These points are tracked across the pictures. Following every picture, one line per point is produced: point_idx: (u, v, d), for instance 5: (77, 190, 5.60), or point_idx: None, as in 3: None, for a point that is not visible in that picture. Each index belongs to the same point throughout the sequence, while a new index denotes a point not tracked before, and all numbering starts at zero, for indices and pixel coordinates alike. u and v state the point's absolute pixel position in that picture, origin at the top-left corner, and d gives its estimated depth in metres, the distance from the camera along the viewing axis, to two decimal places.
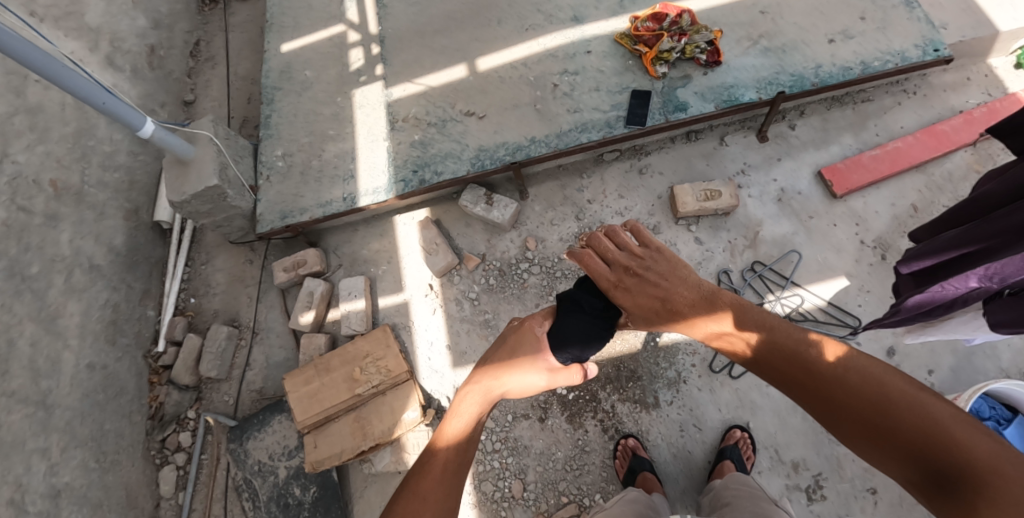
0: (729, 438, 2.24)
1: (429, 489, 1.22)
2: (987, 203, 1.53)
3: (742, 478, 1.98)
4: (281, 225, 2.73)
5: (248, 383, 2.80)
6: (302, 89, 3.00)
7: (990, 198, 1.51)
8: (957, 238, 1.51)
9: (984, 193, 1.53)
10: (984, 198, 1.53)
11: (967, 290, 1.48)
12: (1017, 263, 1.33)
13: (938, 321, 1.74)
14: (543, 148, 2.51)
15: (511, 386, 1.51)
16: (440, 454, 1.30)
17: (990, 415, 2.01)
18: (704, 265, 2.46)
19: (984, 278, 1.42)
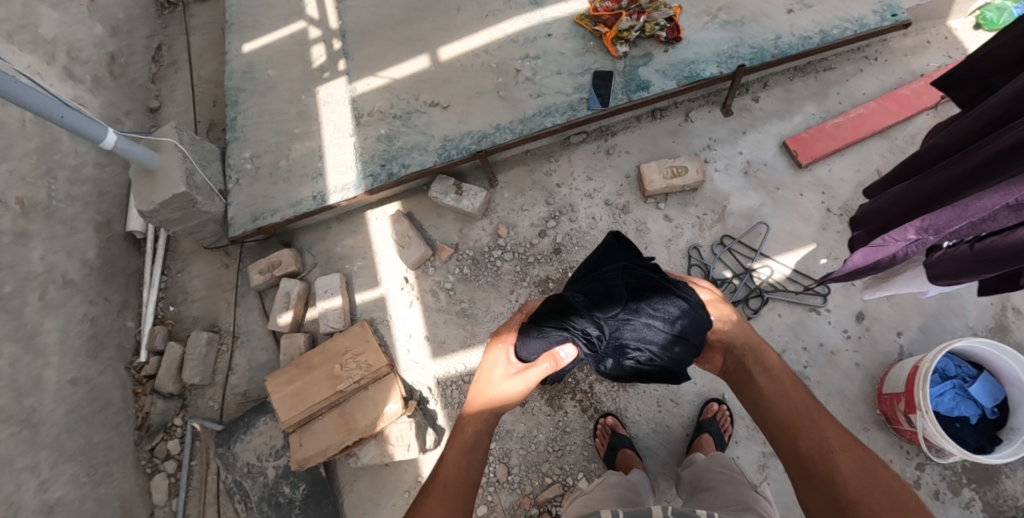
0: (707, 411, 2.27)
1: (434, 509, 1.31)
2: (936, 154, 1.56)
3: (728, 463, 1.93)
4: (252, 228, 2.73)
5: (232, 388, 2.82)
6: (265, 89, 2.97)
7: (941, 150, 1.54)
8: (906, 193, 1.55)
9: (935, 145, 1.56)
10: (934, 150, 1.56)
11: (906, 244, 1.54)
12: (947, 213, 1.38)
13: (893, 274, 1.80)
14: (508, 134, 2.50)
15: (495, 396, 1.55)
16: (445, 475, 1.39)
17: (956, 374, 2.05)
18: (674, 241, 2.48)
19: (921, 230, 1.47)
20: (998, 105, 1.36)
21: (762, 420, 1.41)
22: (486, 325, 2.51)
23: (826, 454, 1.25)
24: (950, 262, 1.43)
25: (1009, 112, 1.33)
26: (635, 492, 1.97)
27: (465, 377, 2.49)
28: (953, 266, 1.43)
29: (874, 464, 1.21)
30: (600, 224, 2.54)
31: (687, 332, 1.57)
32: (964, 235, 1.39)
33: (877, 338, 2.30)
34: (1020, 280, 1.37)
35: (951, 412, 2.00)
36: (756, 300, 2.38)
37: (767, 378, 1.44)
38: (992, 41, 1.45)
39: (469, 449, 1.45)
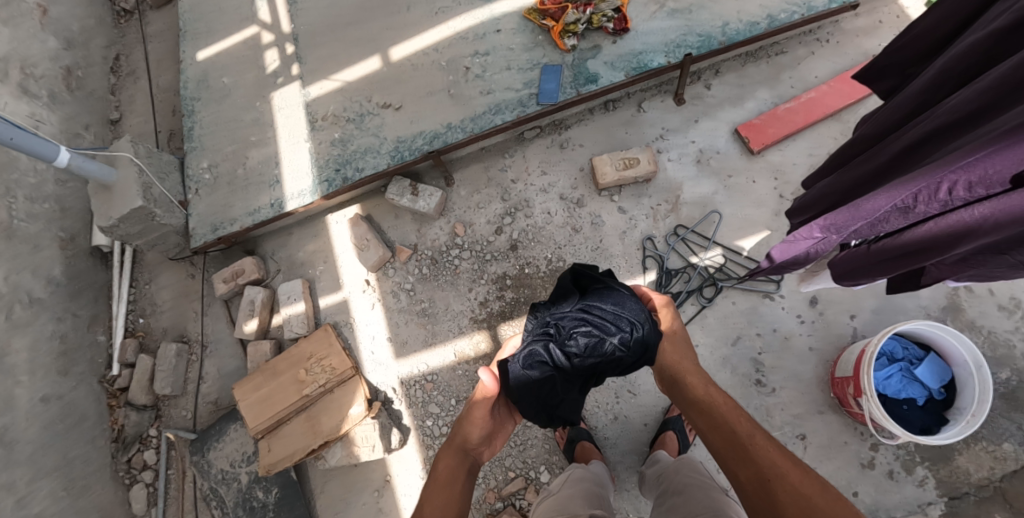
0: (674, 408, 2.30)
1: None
2: (853, 149, 1.60)
3: (700, 469, 1.86)
4: (213, 238, 2.74)
5: (203, 396, 2.85)
6: (220, 97, 2.96)
7: (861, 141, 1.56)
8: (831, 184, 1.58)
9: (853, 139, 1.60)
10: (852, 143, 1.60)
11: (813, 242, 1.52)
12: (846, 212, 1.38)
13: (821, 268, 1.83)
14: (459, 133, 2.50)
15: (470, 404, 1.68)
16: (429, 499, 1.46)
17: (903, 356, 2.07)
18: (629, 233, 2.52)
19: (825, 229, 1.46)
20: (911, 97, 1.38)
21: (711, 443, 1.44)
22: (447, 323, 2.54)
23: (765, 476, 1.28)
24: (850, 261, 1.47)
25: (924, 104, 1.36)
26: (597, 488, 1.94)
27: (428, 377, 2.52)
28: (856, 265, 1.45)
29: (814, 485, 1.23)
30: (556, 219, 2.56)
31: (636, 320, 1.72)
32: (866, 233, 1.38)
33: (830, 321, 2.33)
34: (922, 279, 1.39)
35: (899, 394, 2.02)
36: (710, 289, 2.42)
37: (703, 411, 1.49)
38: (902, 35, 1.48)
39: (446, 484, 1.50)
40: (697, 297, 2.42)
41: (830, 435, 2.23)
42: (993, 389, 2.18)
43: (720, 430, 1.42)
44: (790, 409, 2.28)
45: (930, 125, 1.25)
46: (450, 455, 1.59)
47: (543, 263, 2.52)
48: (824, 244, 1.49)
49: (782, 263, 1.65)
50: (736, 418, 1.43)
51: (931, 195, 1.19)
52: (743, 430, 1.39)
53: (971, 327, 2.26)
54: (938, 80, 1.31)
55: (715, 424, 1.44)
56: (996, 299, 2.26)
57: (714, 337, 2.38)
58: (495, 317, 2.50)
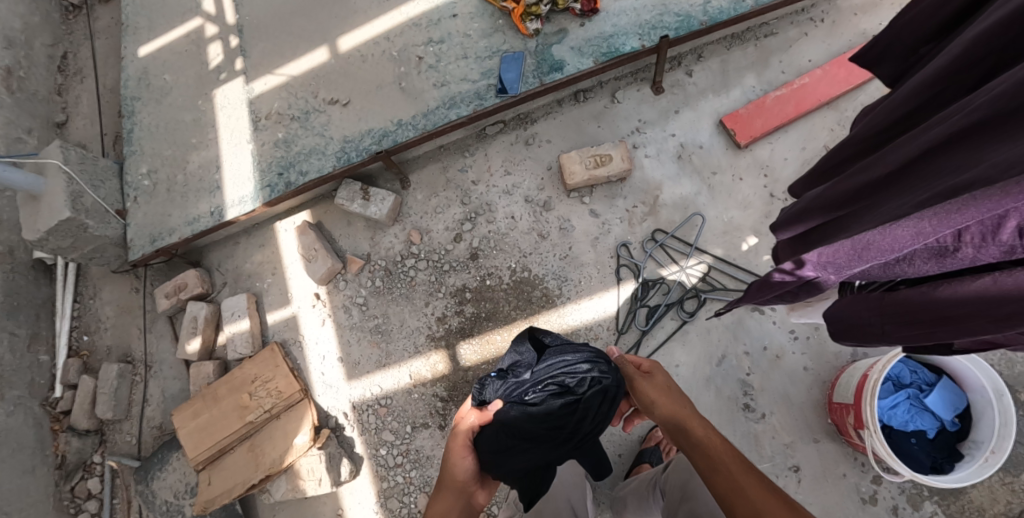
0: (652, 438, 2.05)
1: None
2: (845, 155, 1.30)
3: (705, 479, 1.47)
4: (151, 250, 2.52)
5: (148, 420, 2.64)
6: (161, 96, 2.74)
7: (858, 142, 1.26)
8: (818, 196, 1.28)
9: (846, 143, 1.30)
10: (845, 146, 1.30)
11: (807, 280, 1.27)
12: (847, 249, 1.11)
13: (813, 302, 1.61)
14: (410, 131, 2.25)
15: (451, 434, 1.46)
16: None
17: (911, 382, 1.80)
18: (601, 239, 2.26)
19: (819, 267, 1.21)
20: (924, 85, 1.08)
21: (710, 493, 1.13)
22: (402, 342, 2.31)
23: None
24: (857, 309, 1.23)
25: (943, 94, 1.05)
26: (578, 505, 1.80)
27: (381, 401, 2.29)
28: (865, 315, 1.21)
29: None
30: (520, 224, 2.31)
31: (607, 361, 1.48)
32: (877, 273, 1.12)
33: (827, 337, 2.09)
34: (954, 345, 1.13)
35: (905, 426, 1.77)
36: (693, 302, 2.17)
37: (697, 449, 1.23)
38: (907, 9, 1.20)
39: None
40: (677, 310, 2.16)
41: (826, 466, 1.98)
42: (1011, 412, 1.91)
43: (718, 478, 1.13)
44: (782, 437, 2.03)
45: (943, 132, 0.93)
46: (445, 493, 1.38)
47: (506, 273, 2.28)
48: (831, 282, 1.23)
49: (766, 298, 1.43)
50: (730, 461, 1.14)
51: (986, 235, 0.88)
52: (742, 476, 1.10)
53: None
54: (962, 62, 0.99)
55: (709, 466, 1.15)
56: None
57: (696, 355, 2.13)
58: (454, 335, 2.27)
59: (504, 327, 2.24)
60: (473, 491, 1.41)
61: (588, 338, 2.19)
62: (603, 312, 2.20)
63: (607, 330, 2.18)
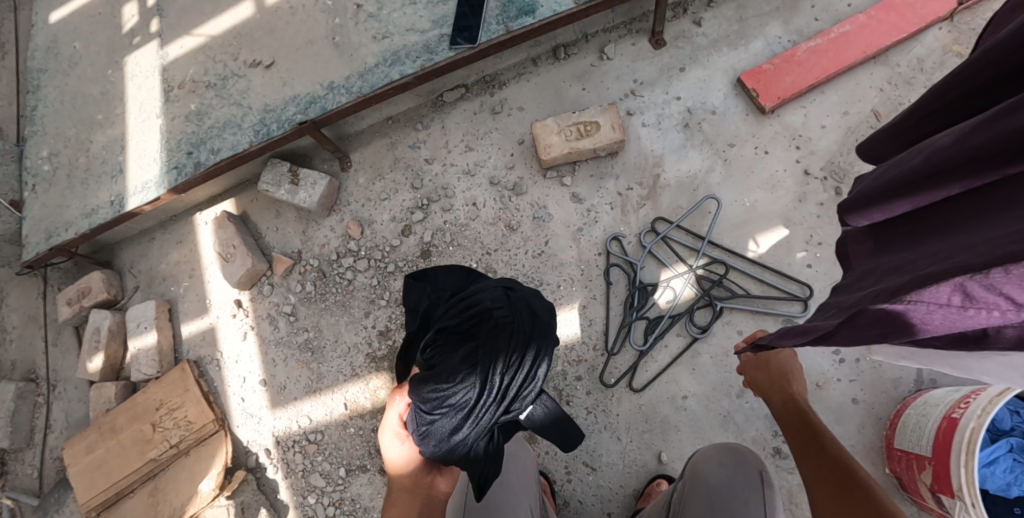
0: (651, 494, 1.52)
1: None
2: (998, 63, 0.71)
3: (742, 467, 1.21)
4: (45, 248, 2.08)
5: (51, 451, 2.21)
6: (69, 67, 2.32)
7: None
8: (964, 143, 0.68)
9: (1001, 41, 0.71)
10: (998, 49, 0.71)
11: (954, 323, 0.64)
12: None
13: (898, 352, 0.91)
14: (342, 96, 1.78)
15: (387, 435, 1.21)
16: None
17: (1014, 426, 1.27)
18: (586, 232, 1.76)
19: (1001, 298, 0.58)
20: None
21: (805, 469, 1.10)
22: (335, 362, 1.84)
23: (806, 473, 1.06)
24: None
25: None
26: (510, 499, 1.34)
27: (309, 436, 1.82)
28: None
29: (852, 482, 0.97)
30: (484, 213, 1.82)
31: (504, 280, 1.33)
32: None
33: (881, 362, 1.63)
34: None
35: (1007, 492, 1.23)
36: (705, 312, 1.67)
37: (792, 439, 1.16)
38: None
39: None
40: (685, 324, 1.66)
41: None
42: None
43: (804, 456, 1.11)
44: None
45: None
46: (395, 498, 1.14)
47: None
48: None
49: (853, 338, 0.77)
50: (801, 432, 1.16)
51: None
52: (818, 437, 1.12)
53: None
54: None
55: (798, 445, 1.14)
56: None
57: (708, 383, 1.63)
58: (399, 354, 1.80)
59: None
60: (430, 480, 1.18)
61: (568, 360, 1.69)
62: (589, 325, 1.70)
63: (594, 350, 1.69)
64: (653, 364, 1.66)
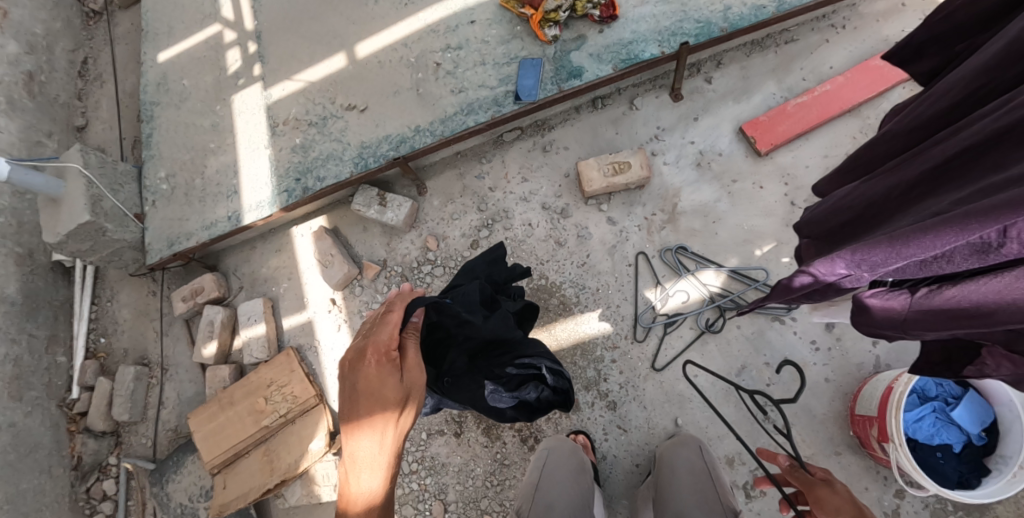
0: None
1: None
2: (884, 146, 1.26)
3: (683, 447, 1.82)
4: (168, 254, 2.54)
5: (164, 423, 2.65)
6: (180, 100, 2.76)
7: (895, 137, 1.22)
8: (857, 191, 1.23)
9: (885, 133, 1.26)
10: (887, 138, 1.25)
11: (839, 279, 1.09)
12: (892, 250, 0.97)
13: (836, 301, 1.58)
14: (426, 138, 2.28)
15: (401, 419, 1.24)
16: None
17: (937, 394, 1.72)
18: (619, 247, 2.24)
19: (853, 265, 1.05)
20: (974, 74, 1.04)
21: None
22: None
23: None
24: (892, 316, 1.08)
25: (984, 88, 1.03)
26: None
27: None
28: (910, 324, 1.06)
29: None
30: (538, 231, 2.29)
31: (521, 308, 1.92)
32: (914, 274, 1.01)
33: (849, 348, 1.99)
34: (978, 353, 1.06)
35: (931, 440, 1.69)
36: (713, 312, 2.11)
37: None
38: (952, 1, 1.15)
39: None
40: (695, 319, 2.11)
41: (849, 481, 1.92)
42: None
43: None
44: (802, 449, 1.97)
45: (1010, 120, 0.90)
46: (356, 502, 1.14)
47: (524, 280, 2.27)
48: (885, 301, 1.08)
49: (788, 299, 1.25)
50: None
51: None
52: None
53: None
54: (1013, 53, 0.97)
55: None
56: None
57: (717, 366, 2.06)
58: None
59: (553, 324, 2.20)
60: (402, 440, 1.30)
61: (606, 347, 2.15)
62: (621, 319, 2.16)
63: (626, 339, 2.14)
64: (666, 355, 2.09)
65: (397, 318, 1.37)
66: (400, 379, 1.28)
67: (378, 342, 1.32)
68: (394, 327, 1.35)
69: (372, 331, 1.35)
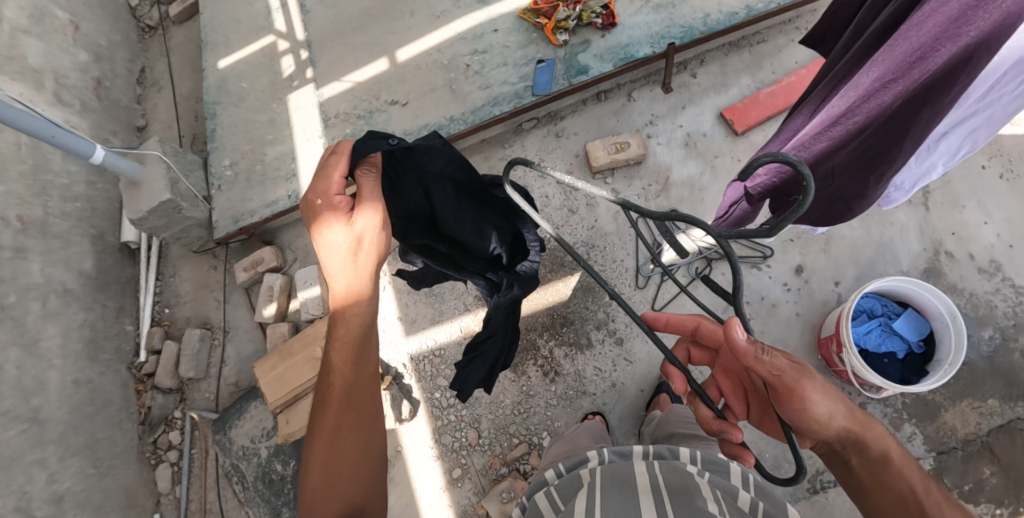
0: None
1: (345, 428, 1.41)
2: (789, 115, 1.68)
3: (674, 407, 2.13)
4: (234, 229, 2.96)
5: (226, 379, 3.04)
6: (238, 100, 3.13)
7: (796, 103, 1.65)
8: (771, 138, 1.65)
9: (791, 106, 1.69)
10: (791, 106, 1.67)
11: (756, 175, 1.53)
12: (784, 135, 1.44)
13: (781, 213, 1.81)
14: (461, 125, 2.72)
15: (360, 237, 1.47)
16: (337, 358, 1.46)
17: (882, 312, 2.09)
18: (622, 213, 2.67)
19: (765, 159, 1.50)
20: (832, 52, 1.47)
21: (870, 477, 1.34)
22: (454, 302, 2.74)
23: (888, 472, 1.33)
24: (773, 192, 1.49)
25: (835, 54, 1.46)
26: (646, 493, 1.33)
27: (435, 352, 2.69)
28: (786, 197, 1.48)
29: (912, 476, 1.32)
30: (553, 202, 2.73)
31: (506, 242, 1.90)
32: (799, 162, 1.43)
33: (815, 288, 2.39)
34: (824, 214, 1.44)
35: (879, 348, 2.05)
36: (701, 263, 2.52)
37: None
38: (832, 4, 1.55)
39: (358, 372, 1.46)
40: (686, 268, 2.53)
41: None
42: (979, 349, 2.21)
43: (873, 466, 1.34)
44: None
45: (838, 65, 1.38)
46: (354, 309, 1.47)
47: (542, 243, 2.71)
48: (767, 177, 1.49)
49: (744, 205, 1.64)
50: (884, 439, 1.36)
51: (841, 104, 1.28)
52: (882, 452, 1.35)
53: (952, 290, 2.28)
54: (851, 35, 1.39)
55: (864, 454, 1.36)
56: (976, 263, 2.29)
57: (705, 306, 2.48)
58: None
59: (560, 278, 2.63)
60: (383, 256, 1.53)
61: (613, 293, 2.57)
62: (624, 271, 2.59)
63: (628, 286, 2.57)
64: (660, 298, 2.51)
65: (334, 165, 1.50)
66: (349, 216, 1.48)
67: (321, 192, 1.49)
68: (332, 174, 1.50)
69: (313, 182, 1.51)
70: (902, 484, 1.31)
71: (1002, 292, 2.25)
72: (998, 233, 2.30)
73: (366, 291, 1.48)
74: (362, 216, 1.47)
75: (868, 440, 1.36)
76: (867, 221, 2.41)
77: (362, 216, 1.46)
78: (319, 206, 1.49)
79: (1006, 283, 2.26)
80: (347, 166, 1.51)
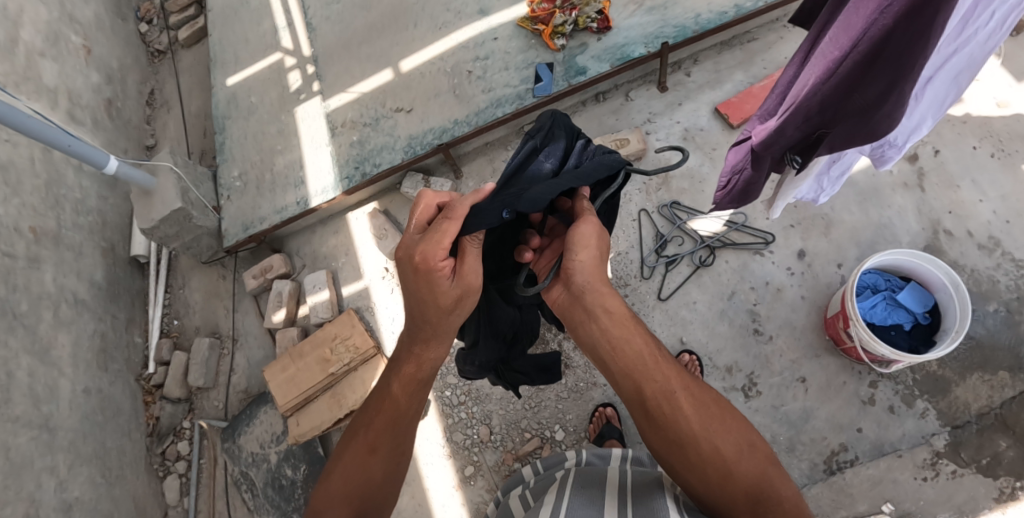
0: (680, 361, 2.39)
1: (371, 459, 1.40)
2: None
3: None
4: (244, 236, 3.03)
5: (235, 386, 3.06)
6: (248, 114, 3.23)
7: None
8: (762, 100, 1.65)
9: None
10: None
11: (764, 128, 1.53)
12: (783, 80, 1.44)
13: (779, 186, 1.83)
14: (465, 127, 2.82)
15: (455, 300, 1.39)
16: (394, 394, 1.46)
17: (885, 287, 2.13)
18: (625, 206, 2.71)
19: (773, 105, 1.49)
20: None
21: (604, 337, 1.35)
22: None
23: (622, 332, 1.34)
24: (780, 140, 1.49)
25: None
26: (612, 489, 1.41)
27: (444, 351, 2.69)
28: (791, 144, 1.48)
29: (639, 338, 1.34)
30: None
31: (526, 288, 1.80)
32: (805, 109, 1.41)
33: (818, 271, 2.43)
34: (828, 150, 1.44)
35: (886, 321, 2.07)
36: (705, 251, 2.56)
37: (637, 409, 1.31)
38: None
39: (397, 420, 1.44)
40: (690, 258, 2.56)
41: (830, 377, 2.29)
42: (985, 323, 2.23)
43: (612, 324, 1.35)
44: (788, 355, 2.36)
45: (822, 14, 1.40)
46: (432, 353, 1.46)
47: None
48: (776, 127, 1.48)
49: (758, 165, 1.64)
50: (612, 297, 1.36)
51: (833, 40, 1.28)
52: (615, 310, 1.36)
53: (954, 266, 2.32)
54: None
55: (610, 319, 1.35)
56: (975, 239, 2.33)
57: (710, 294, 2.50)
58: None
59: None
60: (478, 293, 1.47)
61: (619, 285, 2.60)
62: (630, 263, 2.62)
63: (635, 277, 2.60)
64: (666, 288, 2.53)
65: (446, 232, 1.31)
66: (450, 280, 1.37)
67: (426, 255, 1.32)
68: (443, 240, 1.31)
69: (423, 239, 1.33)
70: (630, 345, 1.33)
71: (1003, 266, 2.28)
72: (994, 210, 2.35)
73: (450, 341, 1.47)
74: (462, 284, 1.37)
75: (608, 301, 1.36)
76: (865, 205, 2.46)
77: (464, 283, 1.37)
78: (423, 267, 1.34)
79: (1006, 258, 2.29)
80: (459, 231, 1.33)
